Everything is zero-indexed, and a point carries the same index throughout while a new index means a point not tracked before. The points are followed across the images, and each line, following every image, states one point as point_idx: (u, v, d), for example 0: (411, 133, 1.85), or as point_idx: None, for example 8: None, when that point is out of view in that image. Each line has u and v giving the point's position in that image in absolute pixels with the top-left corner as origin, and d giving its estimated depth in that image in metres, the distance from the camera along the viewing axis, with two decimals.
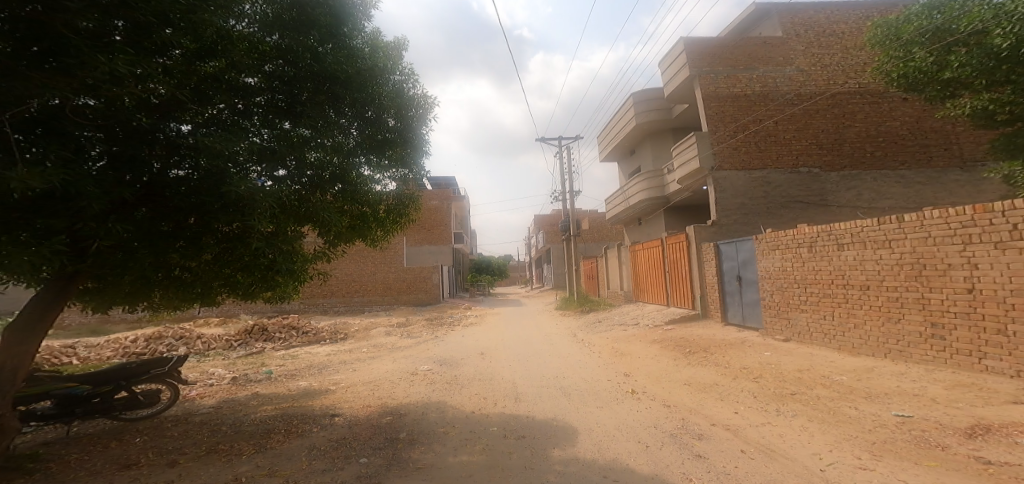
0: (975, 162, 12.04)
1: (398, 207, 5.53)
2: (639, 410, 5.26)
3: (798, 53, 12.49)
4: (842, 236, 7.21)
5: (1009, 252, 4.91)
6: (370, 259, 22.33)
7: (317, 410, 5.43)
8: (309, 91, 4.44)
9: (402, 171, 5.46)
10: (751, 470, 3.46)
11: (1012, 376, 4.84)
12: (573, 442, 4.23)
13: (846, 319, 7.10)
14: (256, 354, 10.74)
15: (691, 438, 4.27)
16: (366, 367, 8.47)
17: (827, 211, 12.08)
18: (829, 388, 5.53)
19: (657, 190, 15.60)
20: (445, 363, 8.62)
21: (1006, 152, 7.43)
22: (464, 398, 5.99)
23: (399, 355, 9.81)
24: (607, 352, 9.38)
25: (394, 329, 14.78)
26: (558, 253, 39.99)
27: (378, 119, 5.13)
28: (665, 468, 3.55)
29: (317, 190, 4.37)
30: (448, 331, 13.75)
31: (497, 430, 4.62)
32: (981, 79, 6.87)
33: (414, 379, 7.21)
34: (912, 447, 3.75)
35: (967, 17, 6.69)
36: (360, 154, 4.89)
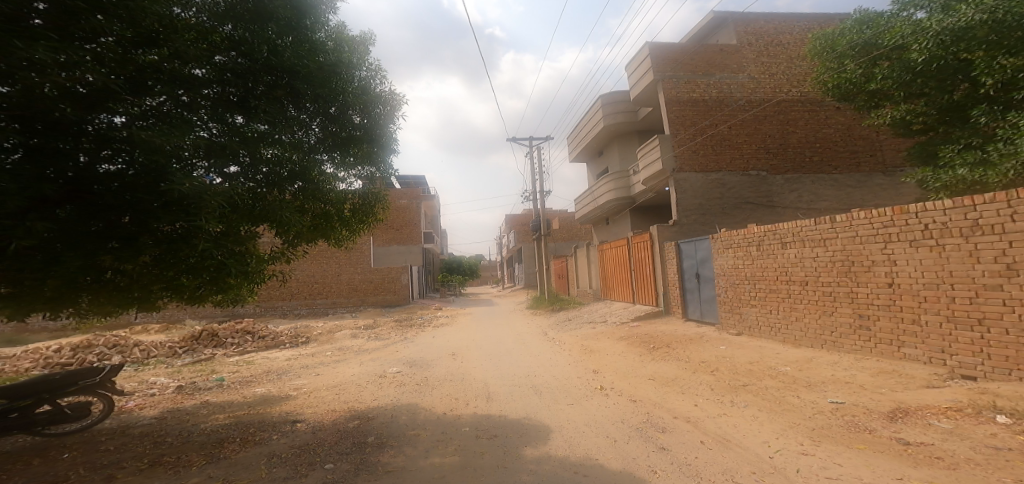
0: (896, 168, 13.04)
1: (364, 207, 5.58)
2: (609, 406, 5.49)
3: (749, 61, 13.16)
4: (786, 235, 7.69)
5: (920, 250, 5.33)
6: (333, 260, 21.90)
7: (279, 416, 5.39)
8: (265, 85, 4.42)
9: (369, 169, 5.53)
10: (708, 460, 3.72)
11: (927, 363, 5.28)
12: (545, 440, 4.39)
13: (790, 312, 7.61)
14: (204, 361, 10.40)
15: (656, 431, 4.53)
16: (330, 371, 8.37)
17: (774, 212, 12.76)
18: (776, 379, 5.93)
19: (623, 190, 16.06)
20: (416, 364, 8.65)
21: (920, 159, 7.86)
22: (435, 399, 6.09)
23: (367, 357, 9.74)
24: (576, 349, 9.65)
25: (360, 331, 14.59)
26: (530, 252, 40.43)
27: (342, 115, 5.16)
28: (632, 462, 3.78)
29: (274, 188, 4.33)
30: (418, 333, 13.73)
31: (469, 431, 4.75)
32: (901, 91, 7.38)
33: (383, 382, 7.20)
34: (846, 431, 4.12)
35: (892, 32, 7.15)
36: (322, 151, 4.97)
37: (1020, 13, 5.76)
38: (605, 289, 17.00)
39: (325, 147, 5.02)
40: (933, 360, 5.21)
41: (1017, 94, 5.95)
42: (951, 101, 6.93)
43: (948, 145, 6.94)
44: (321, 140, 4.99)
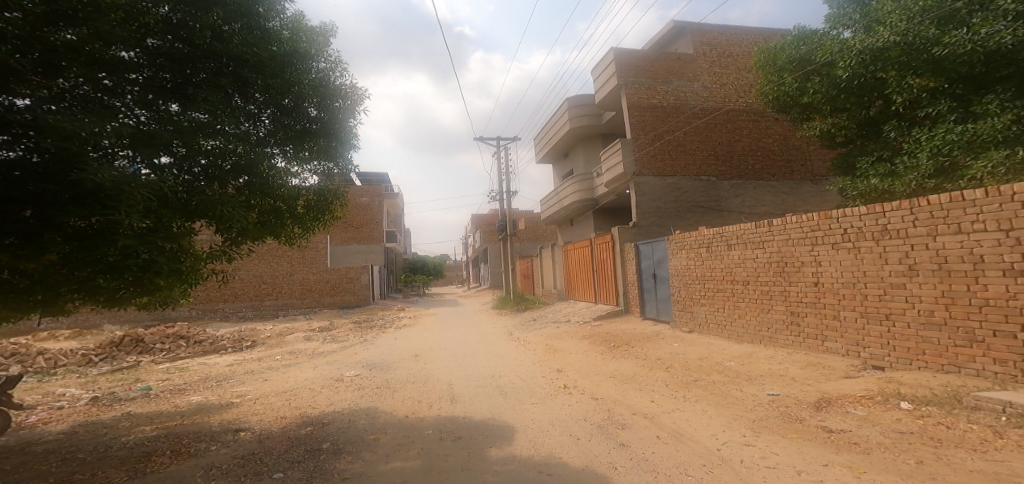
0: (821, 177, 14.00)
1: (319, 204, 5.26)
2: (571, 405, 5.68)
3: (703, 71, 13.79)
4: (731, 238, 8.14)
5: (840, 252, 5.77)
6: (285, 259, 21.23)
7: (218, 426, 5.25)
8: (207, 72, 3.93)
9: (325, 165, 5.24)
10: (664, 455, 3.90)
11: (844, 355, 5.74)
12: (509, 441, 4.48)
13: (733, 310, 8.08)
14: (127, 369, 9.83)
15: (616, 428, 4.73)
16: (279, 376, 8.21)
17: (721, 216, 13.44)
18: (722, 373, 6.31)
19: (587, 192, 16.46)
20: (376, 367, 8.59)
21: (841, 171, 8.49)
22: (396, 402, 6.06)
23: (322, 361, 9.58)
24: (541, 349, 9.84)
25: (313, 334, 14.27)
26: (496, 252, 40.60)
27: (297, 107, 4.77)
28: (594, 459, 3.89)
29: (213, 182, 3.85)
30: (379, 334, 13.58)
31: (432, 433, 4.76)
32: (828, 105, 8.02)
33: (339, 386, 7.13)
34: (780, 422, 4.41)
35: (822, 50, 7.75)
36: (273, 145, 4.56)
37: (926, 36, 6.18)
38: (568, 289, 17.32)
39: (275, 140, 4.60)
40: (849, 352, 5.67)
41: (920, 112, 6.62)
42: (868, 116, 7.65)
43: (865, 157, 7.62)
44: (272, 132, 4.56)
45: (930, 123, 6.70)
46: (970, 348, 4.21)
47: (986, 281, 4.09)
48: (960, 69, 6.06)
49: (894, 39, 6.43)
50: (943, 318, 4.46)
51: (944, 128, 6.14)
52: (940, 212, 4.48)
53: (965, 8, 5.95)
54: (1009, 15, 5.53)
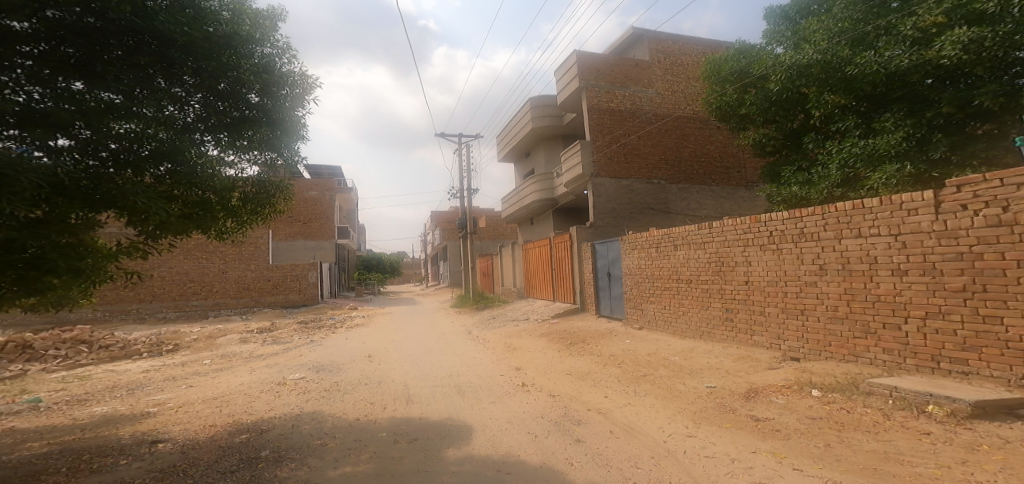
0: (754, 184, 14.97)
1: (257, 196, 4.61)
2: (529, 403, 5.51)
3: (658, 78, 14.38)
4: (677, 239, 8.53)
5: (767, 253, 6.21)
6: (215, 255, 19.64)
7: (132, 438, 4.63)
8: (124, 49, 3.40)
9: (267, 154, 4.58)
10: (616, 448, 3.87)
11: (768, 347, 6.22)
12: (467, 441, 4.19)
13: (677, 308, 8.50)
14: (13, 378, 8.73)
15: (572, 424, 4.63)
16: (208, 382, 7.68)
17: (669, 218, 14.05)
18: (667, 368, 6.60)
19: (547, 192, 16.72)
20: (324, 369, 8.08)
21: (769, 178, 9.18)
22: (348, 405, 5.49)
23: (260, 365, 9.11)
24: (501, 347, 9.96)
25: (248, 337, 13.40)
26: (456, 250, 40.35)
27: (234, 92, 4.16)
28: (550, 456, 3.75)
29: (128, 170, 3.28)
30: (328, 335, 13.23)
31: (386, 436, 4.34)
32: (760, 116, 8.60)
33: (281, 390, 6.53)
34: (716, 412, 4.56)
35: (758, 64, 8.30)
36: (202, 131, 3.95)
37: (842, 57, 6.73)
38: (528, 287, 17.40)
39: (204, 126, 3.99)
40: (772, 345, 6.15)
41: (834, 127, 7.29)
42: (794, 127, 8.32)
43: (788, 166, 8.37)
44: (201, 118, 3.97)
45: (840, 137, 7.45)
46: (866, 339, 4.71)
47: (875, 278, 4.62)
48: (868, 88, 6.69)
49: (816, 57, 7.03)
50: (846, 312, 4.95)
51: (850, 142, 6.90)
52: (844, 218, 4.97)
53: (874, 32, 6.52)
54: (906, 41, 6.07)
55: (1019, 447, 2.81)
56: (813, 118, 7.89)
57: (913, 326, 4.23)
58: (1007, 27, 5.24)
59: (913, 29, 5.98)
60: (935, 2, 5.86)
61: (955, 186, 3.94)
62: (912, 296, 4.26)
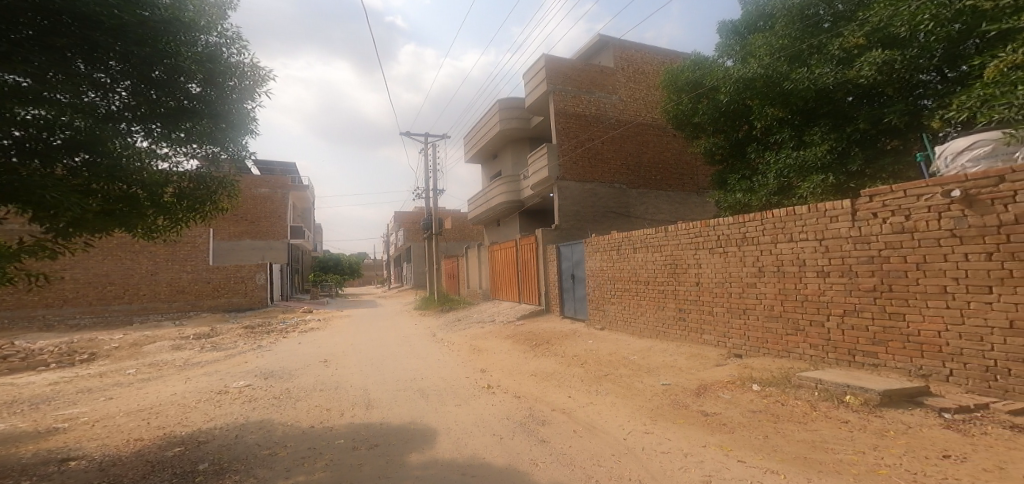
0: (705, 190, 15.70)
1: (195, 193, 3.99)
2: (494, 404, 5.49)
3: (621, 85, 14.81)
4: (636, 242, 8.80)
5: (714, 256, 6.56)
6: (143, 255, 18.07)
7: (33, 458, 3.87)
8: (34, 27, 2.87)
9: (208, 148, 3.98)
10: (579, 447, 3.84)
11: (716, 345, 6.56)
12: (432, 444, 3.96)
13: (636, 308, 8.78)
14: None
15: (536, 425, 4.58)
16: (132, 392, 6.65)
17: (630, 221, 14.45)
18: (627, 367, 6.80)
19: (513, 194, 16.87)
20: (274, 376, 7.40)
21: (717, 185, 9.58)
22: (301, 413, 5.07)
23: (201, 371, 8.23)
24: (466, 350, 9.94)
25: (183, 343, 12.07)
26: (420, 251, 39.93)
27: (171, 81, 3.60)
28: (516, 457, 3.64)
29: (37, 160, 2.78)
30: (277, 340, 12.58)
31: (345, 443, 4.00)
32: (712, 125, 9.04)
33: (222, 399, 5.85)
34: (672, 409, 4.71)
35: (710, 75, 8.69)
36: (127, 122, 3.41)
37: (780, 71, 7.22)
38: (494, 289, 17.45)
39: (132, 116, 3.43)
40: (719, 343, 6.50)
41: (775, 137, 7.80)
42: (741, 137, 8.81)
43: (733, 174, 8.90)
44: (130, 107, 3.40)
45: (778, 148, 7.98)
46: (796, 335, 5.09)
47: (804, 279, 4.99)
48: (800, 104, 7.24)
49: (758, 71, 7.45)
50: (781, 310, 5.31)
51: (785, 153, 7.47)
52: (778, 224, 5.34)
53: (808, 49, 7.10)
54: (833, 60, 6.65)
55: (919, 432, 3.13)
56: (755, 130, 8.39)
57: (835, 323, 4.61)
58: (913, 52, 5.82)
59: (839, 49, 6.57)
60: (856, 26, 6.45)
61: (867, 196, 4.32)
62: (834, 296, 4.64)
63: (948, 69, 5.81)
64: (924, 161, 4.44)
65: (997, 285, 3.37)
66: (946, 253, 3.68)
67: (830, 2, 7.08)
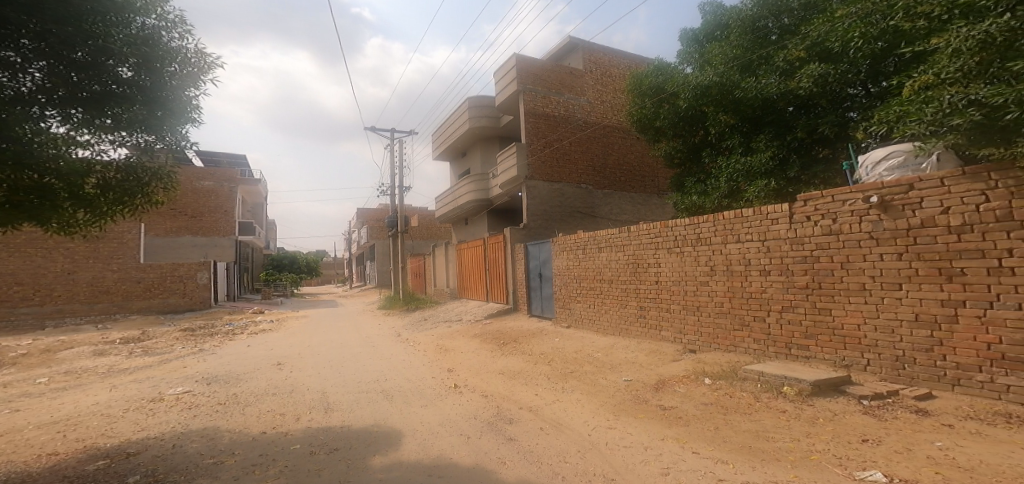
0: (666, 193, 16.19)
1: (123, 185, 3.60)
2: (461, 404, 5.51)
3: (589, 87, 15.08)
4: (601, 241, 8.97)
5: (672, 255, 6.79)
6: (58, 253, 16.44)
7: None
8: None
9: (137, 136, 3.58)
10: (547, 444, 3.90)
11: (672, 341, 6.81)
12: (396, 446, 3.94)
13: (600, 306, 8.98)
14: None
15: (504, 423, 4.64)
16: (45, 403, 5.88)
17: (596, 222, 14.74)
18: (592, 364, 6.96)
19: (481, 192, 16.89)
20: (220, 380, 6.94)
21: (676, 189, 9.91)
22: (250, 418, 4.83)
23: (139, 375, 7.62)
24: (432, 350, 9.88)
25: (107, 348, 10.73)
26: (384, 249, 39.27)
27: (96, 64, 3.22)
28: (483, 456, 3.66)
29: None
30: (225, 341, 11.89)
31: (300, 448, 3.90)
32: (672, 130, 9.33)
33: (156, 407, 5.37)
34: (633, 404, 4.86)
35: (672, 81, 8.97)
36: (39, 106, 3.03)
37: (732, 80, 7.62)
38: (461, 288, 17.40)
39: (47, 99, 3.06)
40: (675, 339, 6.76)
41: (727, 142, 8.16)
42: (698, 141, 9.14)
43: (689, 178, 9.27)
44: (44, 89, 3.03)
45: (728, 154, 8.35)
46: (742, 331, 5.38)
47: (747, 278, 5.29)
48: (748, 111, 7.64)
49: (713, 79, 7.82)
50: (729, 307, 5.59)
51: (734, 159, 7.90)
52: (727, 226, 5.62)
53: (756, 60, 7.52)
54: (777, 71, 7.10)
55: (843, 418, 3.40)
56: (709, 136, 8.74)
57: (774, 319, 4.93)
58: (843, 66, 6.36)
59: (783, 61, 6.98)
60: (798, 40, 6.88)
61: (802, 201, 4.62)
62: (773, 293, 4.95)
63: (870, 84, 6.42)
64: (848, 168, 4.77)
65: (905, 282, 3.74)
66: (866, 253, 4.03)
67: (778, 15, 7.61)
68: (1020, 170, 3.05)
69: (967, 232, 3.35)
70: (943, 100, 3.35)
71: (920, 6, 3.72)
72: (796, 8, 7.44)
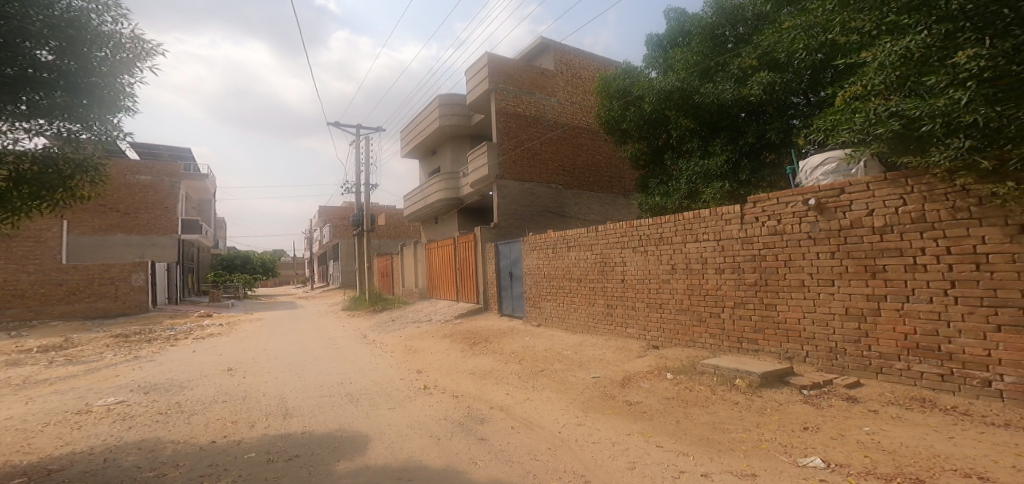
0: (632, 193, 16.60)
1: (43, 177, 3.28)
2: (431, 405, 5.50)
3: (560, 87, 15.27)
4: (571, 241, 9.09)
5: (637, 254, 6.96)
6: None
7: None
8: None
9: (57, 123, 3.32)
10: (519, 444, 3.95)
11: (638, 338, 7.00)
12: (363, 450, 3.90)
13: (570, 305, 9.10)
14: None
15: (475, 423, 4.67)
16: None
17: (566, 221, 14.95)
18: (561, 362, 7.06)
19: (452, 191, 16.83)
20: (161, 389, 6.50)
21: (643, 190, 10.07)
22: (198, 427, 4.62)
23: (74, 383, 7.08)
24: (400, 351, 9.77)
25: (21, 358, 9.71)
26: (350, 248, 38.54)
27: (8, 45, 2.99)
28: (455, 457, 3.68)
29: None
30: (169, 346, 11.23)
31: (257, 456, 3.80)
32: (637, 133, 9.56)
33: (82, 419, 4.93)
34: (601, 400, 4.97)
35: (638, 85, 9.18)
36: None
37: (693, 85, 7.92)
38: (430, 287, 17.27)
39: None
40: (640, 336, 6.95)
41: (688, 144, 8.43)
42: (662, 143, 9.41)
43: (652, 179, 9.52)
44: None
45: (689, 156, 8.64)
46: (699, 326, 5.59)
47: (704, 276, 5.50)
48: (707, 116, 7.97)
49: (676, 84, 8.08)
50: (688, 304, 5.80)
51: (695, 161, 8.21)
52: (686, 225, 5.82)
53: (715, 66, 7.83)
54: (733, 78, 7.46)
55: (787, 408, 3.61)
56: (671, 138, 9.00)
57: (727, 314, 5.16)
58: (790, 75, 6.74)
59: (738, 69, 7.35)
60: (751, 49, 7.22)
61: (751, 202, 4.86)
62: (727, 290, 5.17)
63: (812, 93, 6.87)
64: (791, 173, 5.06)
65: (838, 279, 4.02)
66: (805, 252, 4.29)
67: (734, 24, 7.96)
68: (932, 176, 3.33)
69: (889, 233, 3.64)
70: (868, 111, 3.43)
71: (851, 21, 3.59)
72: (751, 18, 7.83)
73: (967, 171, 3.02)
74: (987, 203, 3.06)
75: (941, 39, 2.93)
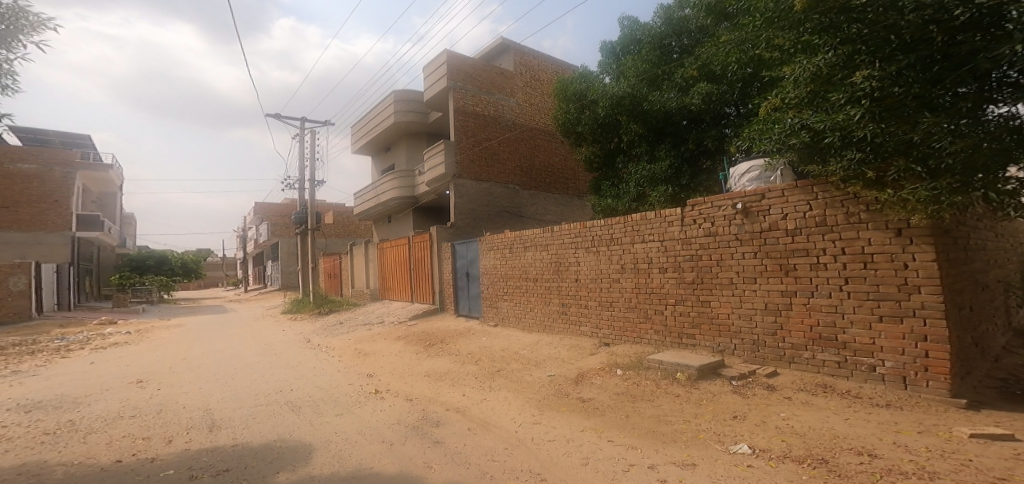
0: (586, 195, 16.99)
1: None
2: (383, 409, 5.40)
3: (518, 88, 15.42)
4: (528, 241, 9.14)
5: (591, 254, 7.11)
6: None
7: None
8: None
9: None
10: (474, 445, 3.96)
11: (591, 335, 7.16)
12: (307, 460, 3.80)
13: (526, 305, 9.18)
14: None
15: (430, 426, 4.63)
16: None
17: (523, 222, 15.09)
18: (517, 362, 7.12)
19: (407, 189, 16.57)
20: (54, 407, 5.94)
21: (592, 191, 10.39)
22: (99, 446, 4.31)
23: None
24: (349, 355, 9.50)
25: None
26: (290, 248, 36.93)
27: None
28: (407, 461, 3.66)
29: None
30: (61, 360, 10.16)
31: (179, 473, 3.60)
32: (590, 136, 9.77)
33: None
34: (557, 399, 5.05)
35: (592, 89, 9.40)
36: None
37: (641, 91, 8.24)
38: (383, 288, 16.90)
39: None
40: (593, 333, 7.11)
41: (637, 148, 8.73)
42: (613, 147, 9.66)
43: (604, 181, 9.76)
44: None
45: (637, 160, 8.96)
46: (646, 323, 5.80)
47: (650, 275, 5.71)
48: (654, 123, 8.29)
49: (626, 90, 8.32)
50: (636, 302, 5.99)
51: (642, 165, 8.53)
52: (634, 226, 6.02)
53: (662, 74, 8.16)
54: (678, 87, 7.90)
55: (720, 398, 3.82)
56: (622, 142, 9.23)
57: (668, 311, 5.39)
58: (725, 86, 7.27)
59: (681, 78, 7.79)
60: (693, 60, 7.70)
61: (689, 205, 5.10)
62: (669, 288, 5.40)
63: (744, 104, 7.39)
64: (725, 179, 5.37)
65: (759, 277, 4.32)
66: (732, 252, 4.58)
67: (679, 35, 8.33)
68: (831, 184, 3.70)
69: (799, 235, 3.96)
70: (784, 123, 3.69)
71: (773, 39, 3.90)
72: (694, 30, 8.20)
73: (854, 180, 3.33)
74: (872, 208, 3.46)
75: (843, 59, 3.22)
